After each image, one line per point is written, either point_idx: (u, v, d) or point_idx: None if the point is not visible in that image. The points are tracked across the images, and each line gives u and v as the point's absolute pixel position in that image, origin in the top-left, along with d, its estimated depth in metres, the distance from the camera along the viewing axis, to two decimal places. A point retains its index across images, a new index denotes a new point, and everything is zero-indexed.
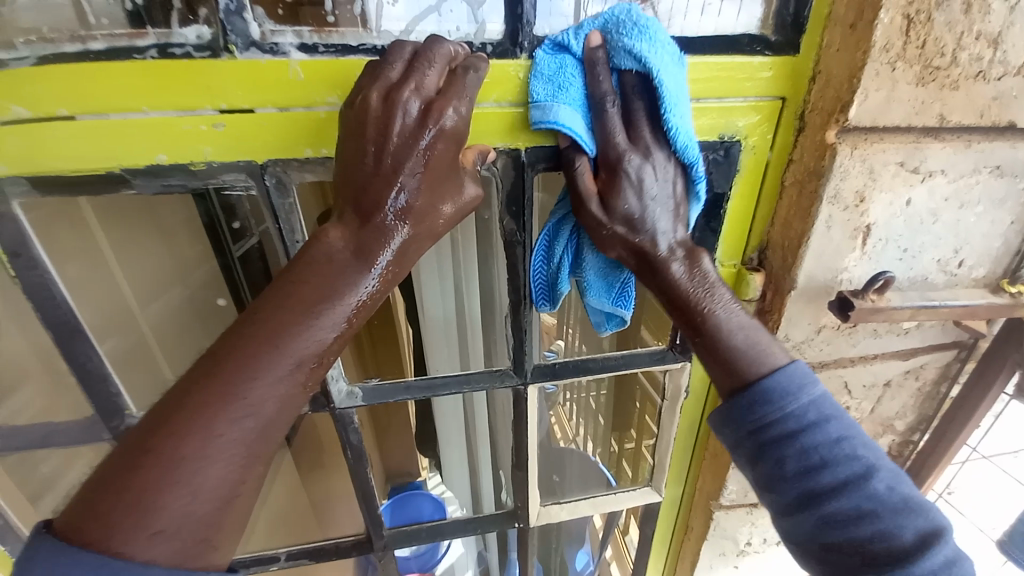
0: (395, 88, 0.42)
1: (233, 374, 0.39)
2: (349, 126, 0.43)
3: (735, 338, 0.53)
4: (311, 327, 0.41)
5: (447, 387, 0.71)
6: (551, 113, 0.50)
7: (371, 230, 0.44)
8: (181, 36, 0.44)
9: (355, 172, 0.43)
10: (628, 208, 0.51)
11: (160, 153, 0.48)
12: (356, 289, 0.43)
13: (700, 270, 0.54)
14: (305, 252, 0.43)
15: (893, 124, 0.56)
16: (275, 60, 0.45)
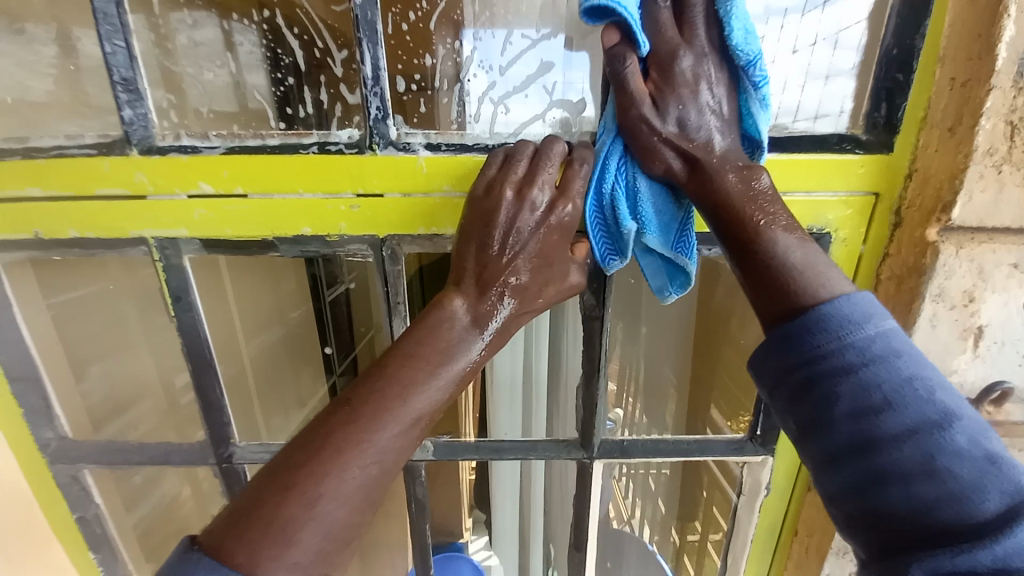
0: (525, 184, 0.50)
1: (369, 420, 0.44)
2: (479, 209, 0.50)
3: (788, 261, 0.45)
4: (431, 387, 0.46)
5: (514, 452, 0.72)
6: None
7: (488, 302, 0.50)
8: (337, 137, 0.55)
9: (482, 250, 0.50)
10: (680, 112, 0.49)
11: (305, 226, 0.58)
12: (467, 354, 0.49)
13: (758, 181, 0.48)
14: (429, 314, 0.49)
15: (1003, 224, 0.53)
16: (407, 156, 0.54)
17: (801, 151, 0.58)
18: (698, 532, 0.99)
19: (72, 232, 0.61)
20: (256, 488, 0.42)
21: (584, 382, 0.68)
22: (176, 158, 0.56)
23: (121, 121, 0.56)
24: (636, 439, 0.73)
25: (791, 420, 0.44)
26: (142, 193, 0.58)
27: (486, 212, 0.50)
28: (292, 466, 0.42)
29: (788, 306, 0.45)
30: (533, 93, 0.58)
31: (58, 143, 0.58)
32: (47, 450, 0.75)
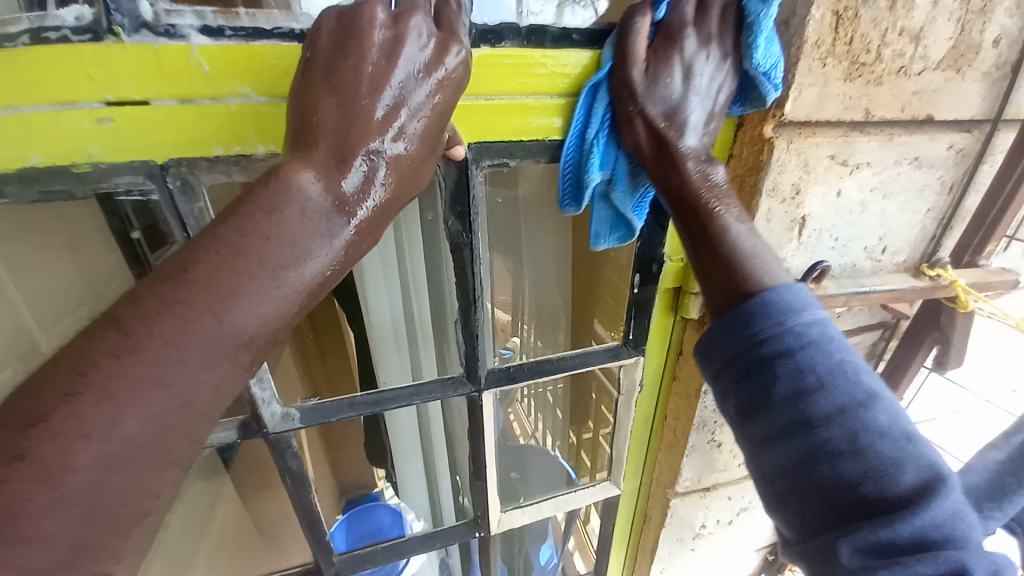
0: (405, 11, 0.39)
1: (155, 352, 0.31)
2: (342, 32, 0.38)
3: (741, 244, 0.51)
4: (265, 293, 0.34)
5: (396, 400, 0.66)
6: None
7: (349, 178, 0.37)
8: (57, 17, 0.37)
9: (344, 103, 0.37)
10: (670, 86, 0.50)
11: (33, 154, 0.40)
12: (321, 252, 0.37)
13: (715, 175, 0.52)
14: (261, 190, 0.35)
15: (825, 118, 0.57)
16: (173, 45, 0.39)
17: None
18: (591, 430, 1.06)
19: None
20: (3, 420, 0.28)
21: (461, 316, 0.63)
22: None
23: None
24: (520, 362, 0.72)
25: (734, 402, 0.50)
26: None
27: (349, 40, 0.38)
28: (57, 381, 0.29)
29: (739, 295, 0.50)
30: None
31: None
32: None
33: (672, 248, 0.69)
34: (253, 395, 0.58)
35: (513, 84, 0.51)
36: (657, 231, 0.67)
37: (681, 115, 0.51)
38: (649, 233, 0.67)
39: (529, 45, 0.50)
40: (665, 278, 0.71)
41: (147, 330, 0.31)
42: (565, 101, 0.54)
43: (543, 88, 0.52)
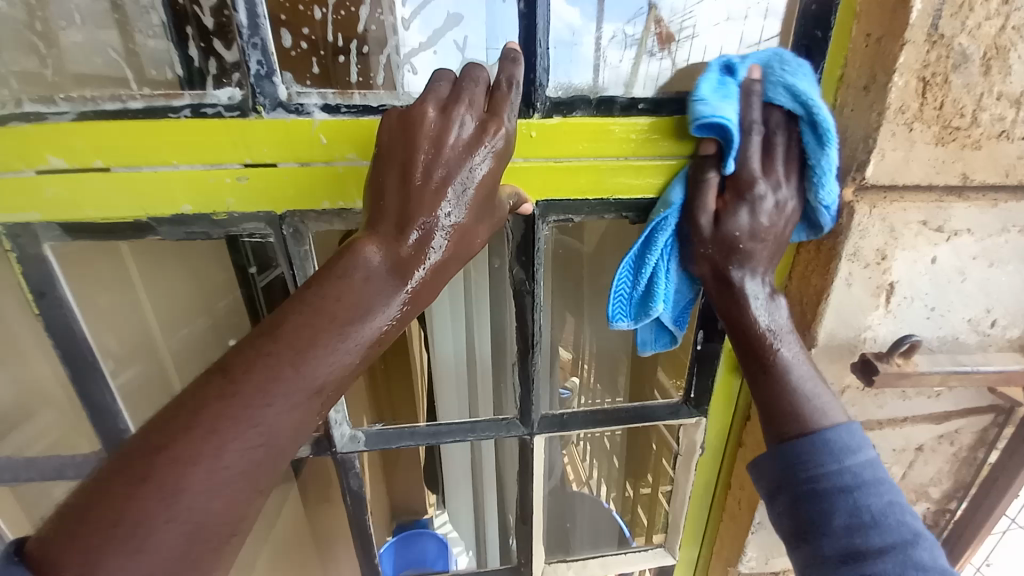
0: (451, 102, 0.43)
1: (247, 399, 0.36)
2: (398, 126, 0.42)
3: (798, 386, 0.51)
4: (336, 347, 0.39)
5: (452, 434, 0.69)
6: (715, 110, 0.47)
7: (409, 244, 0.42)
8: (214, 98, 0.47)
9: (402, 183, 0.42)
10: (739, 227, 0.51)
11: (185, 204, 0.50)
12: (387, 308, 0.41)
13: (775, 307, 0.53)
14: (335, 263, 0.41)
15: (913, 183, 0.55)
16: (299, 119, 0.47)
17: None
18: (649, 485, 0.96)
19: None
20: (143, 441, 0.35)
21: (519, 360, 0.65)
22: (17, 128, 0.46)
23: None
24: (573, 411, 0.71)
25: (786, 523, 0.50)
26: None
27: (406, 132, 0.42)
28: (173, 422, 0.35)
29: (795, 426, 0.50)
30: (441, 49, 0.51)
31: None
32: None
33: None
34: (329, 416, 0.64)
35: (578, 147, 0.53)
36: None
37: (745, 252, 0.52)
38: None
39: (598, 113, 0.53)
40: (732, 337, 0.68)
41: (242, 373, 0.37)
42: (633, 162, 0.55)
43: (611, 149, 0.54)
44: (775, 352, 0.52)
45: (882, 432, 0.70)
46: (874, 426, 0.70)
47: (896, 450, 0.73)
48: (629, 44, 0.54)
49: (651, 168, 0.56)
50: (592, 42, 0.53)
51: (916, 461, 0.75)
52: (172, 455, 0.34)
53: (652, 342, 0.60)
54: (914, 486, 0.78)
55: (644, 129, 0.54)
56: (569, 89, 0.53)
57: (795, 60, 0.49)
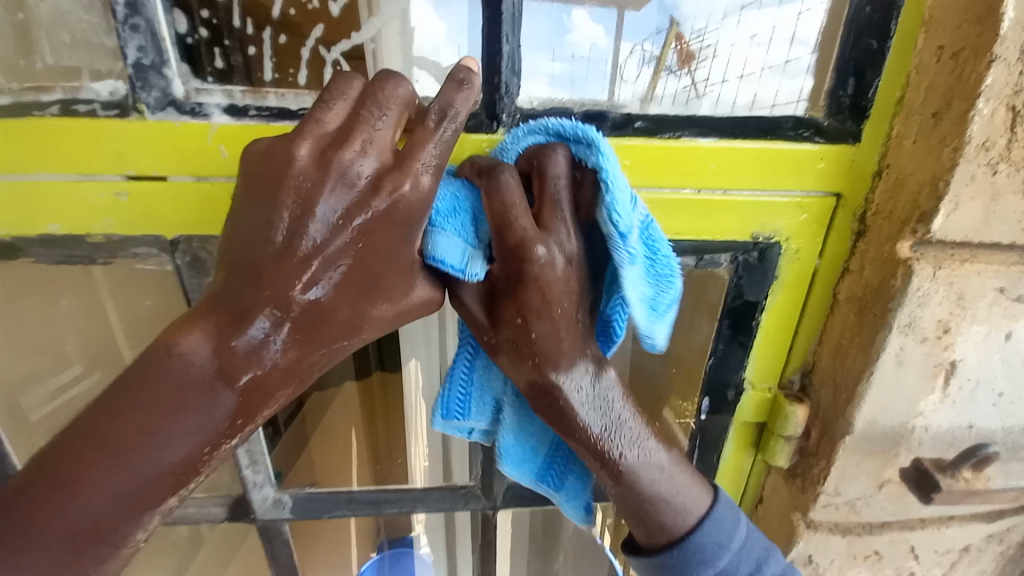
0: (333, 145, 0.30)
1: (51, 502, 0.30)
2: (255, 174, 0.30)
3: (655, 492, 0.41)
4: (139, 462, 0.30)
5: (396, 503, 0.58)
6: (433, 237, 0.35)
7: (247, 338, 0.30)
8: (90, 92, 0.37)
9: (252, 252, 0.30)
10: (517, 321, 0.36)
11: (53, 222, 0.39)
12: (210, 419, 0.31)
13: (599, 399, 0.39)
14: (145, 360, 0.30)
15: (991, 239, 0.42)
16: (195, 123, 0.37)
17: (751, 139, 0.43)
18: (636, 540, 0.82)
19: None
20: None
21: None
22: None
23: None
24: None
25: None
26: None
27: (262, 187, 0.30)
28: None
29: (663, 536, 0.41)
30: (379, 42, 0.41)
31: None
32: None
33: (756, 374, 0.53)
34: (245, 478, 0.54)
35: None
36: (735, 351, 0.52)
37: (540, 347, 0.37)
38: (725, 352, 0.52)
39: None
40: (743, 410, 0.55)
41: (50, 473, 0.30)
42: None
43: None
44: (618, 458, 0.40)
45: (923, 534, 0.56)
46: (914, 525, 0.56)
47: (938, 554, 0.58)
48: (648, 61, 0.42)
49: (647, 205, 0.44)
50: (608, 55, 0.42)
51: (959, 564, 0.60)
52: None
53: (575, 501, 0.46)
54: None
55: (638, 155, 0.42)
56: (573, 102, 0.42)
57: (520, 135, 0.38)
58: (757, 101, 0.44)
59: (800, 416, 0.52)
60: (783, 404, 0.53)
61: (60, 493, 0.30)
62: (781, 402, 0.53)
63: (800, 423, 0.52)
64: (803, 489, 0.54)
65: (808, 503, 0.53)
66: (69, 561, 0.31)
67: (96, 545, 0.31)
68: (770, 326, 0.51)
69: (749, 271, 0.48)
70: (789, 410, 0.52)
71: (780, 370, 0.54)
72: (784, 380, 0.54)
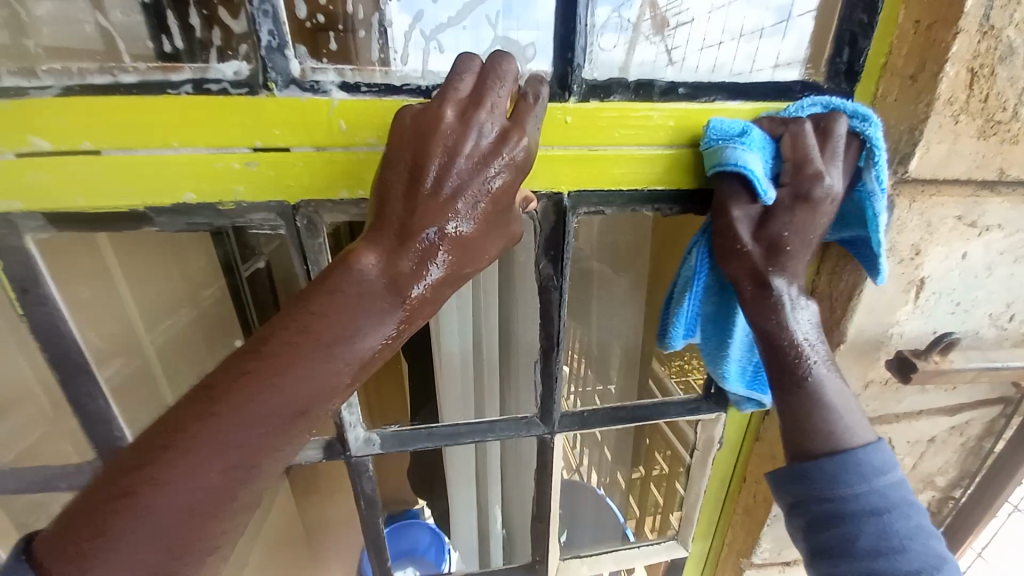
0: (471, 106, 0.38)
1: (242, 401, 0.34)
2: (411, 133, 0.38)
3: (830, 407, 0.48)
4: (323, 368, 0.36)
5: (470, 435, 0.67)
6: (733, 156, 0.47)
7: (410, 258, 0.38)
8: (220, 72, 0.42)
9: (410, 187, 0.38)
10: (778, 233, 0.48)
11: (188, 192, 0.45)
12: (377, 329, 0.38)
13: (800, 317, 0.50)
14: (329, 277, 0.37)
15: (953, 177, 0.53)
16: (316, 99, 0.43)
17: (769, 101, 0.52)
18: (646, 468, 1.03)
19: None
20: (136, 442, 0.34)
21: (542, 357, 0.63)
22: None
23: None
24: (593, 408, 0.69)
25: (806, 538, 0.49)
26: None
27: (419, 141, 0.38)
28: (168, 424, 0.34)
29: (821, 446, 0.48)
30: (472, 24, 0.47)
31: None
32: None
33: None
34: (342, 418, 0.62)
35: (611, 136, 0.50)
36: None
37: (789, 257, 0.49)
38: None
39: (636, 98, 0.50)
40: None
41: (237, 382, 0.35)
42: (667, 152, 0.52)
43: (648, 138, 0.51)
44: (812, 369, 0.49)
45: (899, 426, 0.69)
46: (892, 420, 0.69)
47: (910, 443, 0.72)
48: (624, 29, 0.50)
49: (685, 160, 0.53)
50: (590, 19, 0.47)
51: (926, 453, 0.74)
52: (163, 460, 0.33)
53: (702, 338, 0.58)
54: (922, 475, 0.76)
55: (679, 117, 0.51)
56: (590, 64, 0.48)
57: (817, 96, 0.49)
58: (720, 68, 0.53)
59: None
60: None
61: (258, 385, 0.35)
62: None
63: None
64: None
65: None
66: (258, 449, 0.35)
67: (280, 434, 0.36)
68: None
69: None
70: None
71: None
72: None
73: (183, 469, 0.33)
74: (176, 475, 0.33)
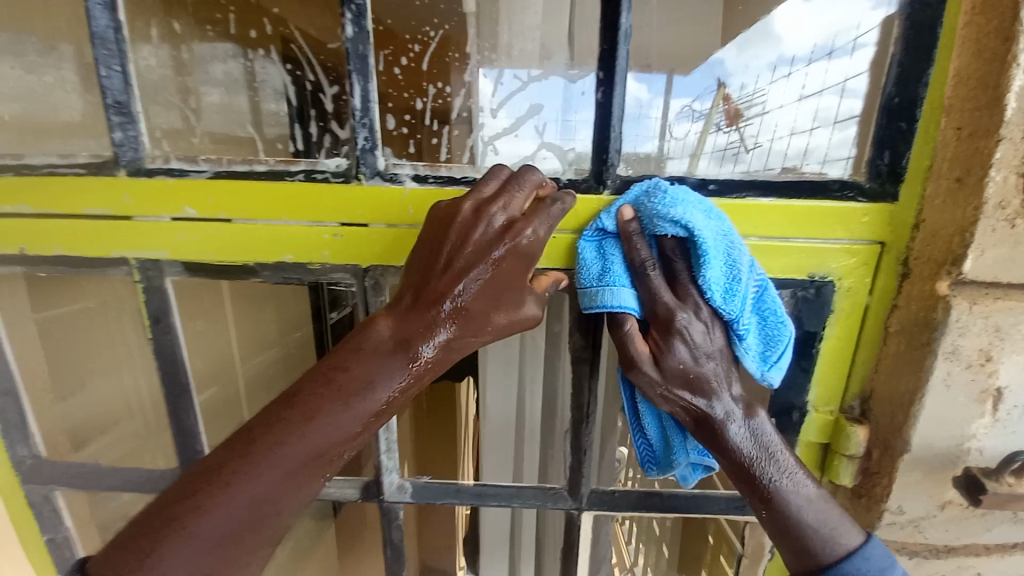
0: (485, 202, 0.46)
1: (269, 445, 0.42)
2: (435, 222, 0.47)
3: (804, 519, 0.49)
4: (337, 417, 0.44)
5: (496, 497, 0.68)
6: (607, 298, 0.50)
7: (422, 326, 0.46)
8: (325, 165, 0.54)
9: (426, 268, 0.46)
10: (682, 363, 0.49)
11: (287, 254, 0.56)
12: (388, 384, 0.45)
13: (757, 431, 0.51)
14: (355, 338, 0.46)
15: (1020, 280, 0.50)
16: (393, 187, 0.53)
17: (803, 198, 0.54)
18: None
19: (56, 249, 0.59)
20: (186, 479, 0.43)
21: (573, 428, 0.64)
22: (162, 181, 0.55)
23: (112, 143, 0.55)
24: (626, 491, 0.67)
25: None
26: (127, 215, 0.56)
27: (437, 230, 0.46)
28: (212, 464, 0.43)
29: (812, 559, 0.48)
30: (523, 133, 0.58)
31: (51, 163, 0.58)
32: (20, 467, 0.76)
33: (819, 398, 0.61)
34: (381, 462, 0.68)
35: None
36: (797, 374, 0.61)
37: (699, 381, 0.50)
38: (788, 376, 0.61)
39: None
40: (808, 430, 0.62)
41: (266, 430, 0.43)
42: None
43: None
44: (769, 480, 0.50)
45: (989, 561, 0.59)
46: (980, 552, 0.59)
47: None
48: (697, 119, 0.60)
49: None
50: (659, 116, 0.59)
51: None
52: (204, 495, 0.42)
53: (693, 474, 0.57)
54: None
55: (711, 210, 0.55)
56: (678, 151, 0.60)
57: (663, 191, 0.49)
58: (809, 151, 0.58)
59: (860, 436, 0.59)
60: (845, 425, 0.60)
61: (282, 432, 0.43)
62: (842, 424, 0.60)
63: (861, 442, 0.59)
64: (869, 508, 0.59)
65: (874, 522, 0.58)
66: (277, 492, 0.43)
67: (299, 477, 0.43)
68: (829, 352, 0.59)
69: (807, 303, 0.58)
70: (851, 430, 0.59)
71: (840, 394, 0.61)
72: (845, 404, 0.61)
73: (217, 501, 0.41)
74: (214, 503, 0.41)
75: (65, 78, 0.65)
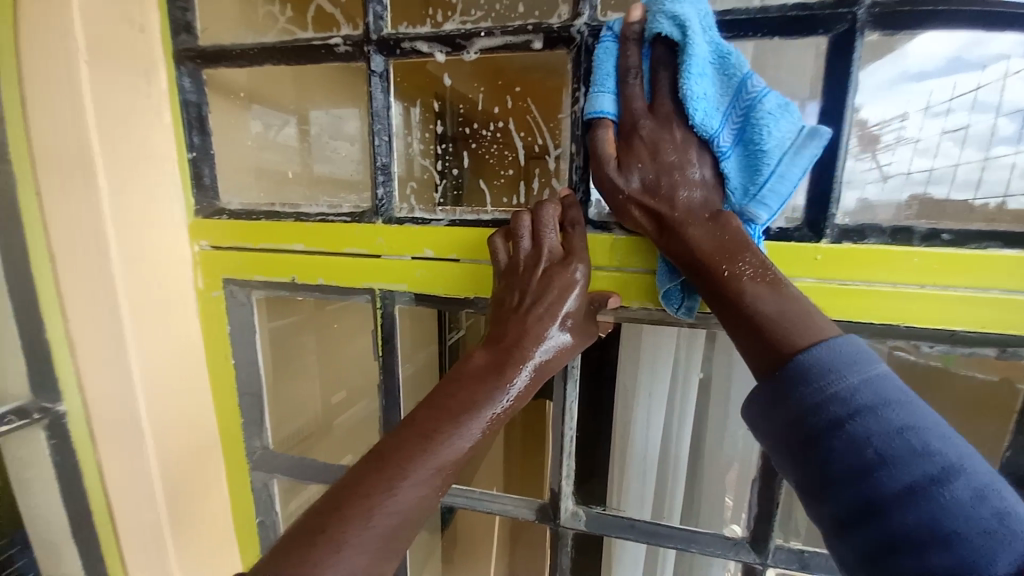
0: (538, 243, 0.57)
1: (395, 463, 0.46)
2: (506, 271, 0.58)
3: (761, 310, 0.45)
4: (454, 433, 0.48)
5: (672, 539, 0.70)
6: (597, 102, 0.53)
7: (510, 350, 0.53)
8: None
9: (502, 306, 0.56)
10: (642, 170, 0.51)
11: None
12: (493, 402, 0.51)
13: (724, 233, 0.48)
14: (456, 370, 0.54)
15: None
16: (604, 234, 0.62)
17: None
18: None
19: (319, 280, 0.74)
20: (311, 512, 0.45)
21: (762, 475, 0.64)
22: (409, 227, 0.67)
23: (374, 198, 0.68)
24: (818, 551, 0.65)
25: (797, 479, 0.42)
26: (379, 254, 0.69)
27: (510, 274, 0.57)
28: (339, 498, 0.45)
29: (773, 358, 0.44)
30: None
31: (323, 212, 0.72)
32: (252, 457, 0.89)
33: None
34: (560, 489, 0.73)
35: (864, 274, 0.55)
36: None
37: (665, 186, 0.51)
38: None
39: (893, 242, 0.55)
40: None
41: (391, 453, 0.47)
42: (928, 291, 0.54)
43: (905, 276, 0.54)
44: (725, 273, 0.47)
45: None
46: None
47: None
48: None
49: (952, 301, 0.54)
50: None
51: None
52: (339, 517, 0.43)
53: None
54: None
55: (943, 259, 0.53)
56: (930, 176, 0.57)
57: None
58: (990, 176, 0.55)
59: None
60: None
61: (403, 451, 0.47)
62: None
63: None
64: None
65: None
66: (407, 508, 0.45)
67: (421, 490, 0.46)
68: None
69: None
70: None
71: None
72: None
73: (350, 534, 0.42)
74: (351, 536, 0.42)
75: (331, 144, 0.84)
